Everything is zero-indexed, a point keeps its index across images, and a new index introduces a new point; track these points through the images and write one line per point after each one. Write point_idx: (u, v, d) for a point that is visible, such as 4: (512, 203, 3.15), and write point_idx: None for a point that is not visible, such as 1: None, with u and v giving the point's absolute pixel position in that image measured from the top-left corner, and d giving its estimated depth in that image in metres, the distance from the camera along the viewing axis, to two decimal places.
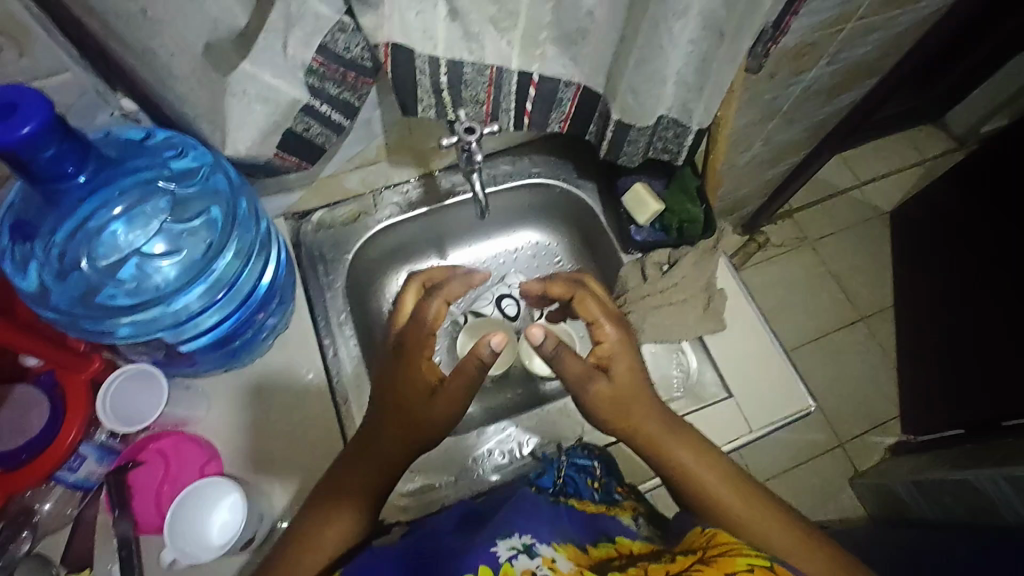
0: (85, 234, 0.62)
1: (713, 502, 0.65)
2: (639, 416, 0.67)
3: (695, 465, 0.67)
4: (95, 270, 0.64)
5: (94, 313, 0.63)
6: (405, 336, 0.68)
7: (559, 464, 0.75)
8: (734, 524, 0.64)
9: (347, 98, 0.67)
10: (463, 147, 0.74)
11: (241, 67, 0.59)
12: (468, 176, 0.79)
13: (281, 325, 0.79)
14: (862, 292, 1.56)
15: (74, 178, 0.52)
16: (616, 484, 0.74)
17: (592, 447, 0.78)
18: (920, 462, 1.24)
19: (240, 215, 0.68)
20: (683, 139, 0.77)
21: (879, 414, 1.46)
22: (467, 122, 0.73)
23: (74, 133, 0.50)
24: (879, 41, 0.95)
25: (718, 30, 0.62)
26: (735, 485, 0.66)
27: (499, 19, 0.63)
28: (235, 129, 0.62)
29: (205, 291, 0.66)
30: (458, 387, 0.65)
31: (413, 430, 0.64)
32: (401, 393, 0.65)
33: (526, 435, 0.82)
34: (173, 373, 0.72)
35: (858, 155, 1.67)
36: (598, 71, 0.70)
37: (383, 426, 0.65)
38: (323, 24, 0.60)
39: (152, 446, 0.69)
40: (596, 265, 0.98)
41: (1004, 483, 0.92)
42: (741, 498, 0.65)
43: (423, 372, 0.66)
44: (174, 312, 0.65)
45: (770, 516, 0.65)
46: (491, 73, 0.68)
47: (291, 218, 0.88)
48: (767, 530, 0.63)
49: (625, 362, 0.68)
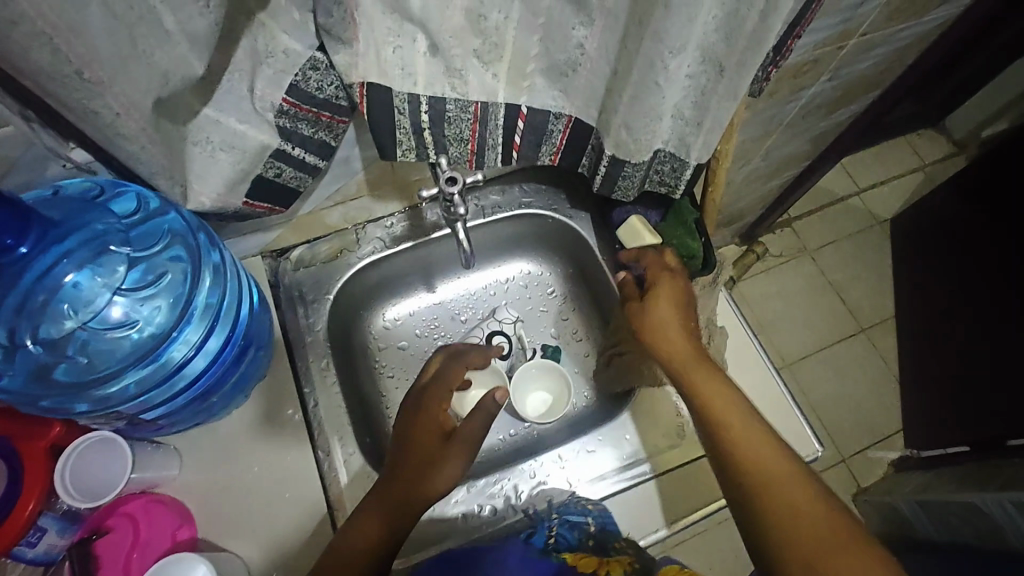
0: (33, 308, 0.58)
1: (725, 440, 0.60)
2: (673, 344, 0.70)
3: (719, 398, 0.63)
4: (47, 347, 0.59)
5: (55, 391, 0.60)
6: (419, 390, 0.68)
7: (551, 521, 0.72)
8: (744, 467, 0.58)
9: (323, 138, 0.63)
10: (445, 198, 0.74)
11: (203, 113, 0.55)
12: (451, 225, 0.78)
13: (259, 369, 0.75)
14: (863, 304, 1.49)
15: (16, 250, 0.51)
16: (614, 540, 0.70)
17: (587, 501, 0.74)
18: (926, 479, 1.18)
19: (206, 258, 0.65)
20: (681, 173, 0.73)
21: (879, 429, 1.39)
22: (449, 170, 0.71)
23: (10, 203, 0.49)
24: (883, 54, 0.90)
25: (718, 65, 0.58)
26: (756, 431, 0.60)
27: (482, 52, 0.58)
28: (199, 179, 0.58)
29: (197, 332, 0.64)
30: (473, 429, 0.63)
31: (427, 476, 0.60)
32: (413, 443, 0.63)
33: (517, 488, 0.78)
34: (140, 439, 0.68)
35: (858, 162, 1.60)
36: (590, 103, 0.66)
37: (395, 474, 0.61)
38: (295, 61, 0.56)
39: (120, 510, 0.64)
40: (591, 296, 0.93)
41: (1011, 506, 0.88)
42: (760, 445, 0.59)
43: (439, 417, 0.65)
44: (163, 362, 0.63)
45: (789, 477, 0.56)
46: (475, 109, 0.64)
47: (268, 256, 0.83)
48: (779, 487, 0.56)
49: (667, 300, 0.73)
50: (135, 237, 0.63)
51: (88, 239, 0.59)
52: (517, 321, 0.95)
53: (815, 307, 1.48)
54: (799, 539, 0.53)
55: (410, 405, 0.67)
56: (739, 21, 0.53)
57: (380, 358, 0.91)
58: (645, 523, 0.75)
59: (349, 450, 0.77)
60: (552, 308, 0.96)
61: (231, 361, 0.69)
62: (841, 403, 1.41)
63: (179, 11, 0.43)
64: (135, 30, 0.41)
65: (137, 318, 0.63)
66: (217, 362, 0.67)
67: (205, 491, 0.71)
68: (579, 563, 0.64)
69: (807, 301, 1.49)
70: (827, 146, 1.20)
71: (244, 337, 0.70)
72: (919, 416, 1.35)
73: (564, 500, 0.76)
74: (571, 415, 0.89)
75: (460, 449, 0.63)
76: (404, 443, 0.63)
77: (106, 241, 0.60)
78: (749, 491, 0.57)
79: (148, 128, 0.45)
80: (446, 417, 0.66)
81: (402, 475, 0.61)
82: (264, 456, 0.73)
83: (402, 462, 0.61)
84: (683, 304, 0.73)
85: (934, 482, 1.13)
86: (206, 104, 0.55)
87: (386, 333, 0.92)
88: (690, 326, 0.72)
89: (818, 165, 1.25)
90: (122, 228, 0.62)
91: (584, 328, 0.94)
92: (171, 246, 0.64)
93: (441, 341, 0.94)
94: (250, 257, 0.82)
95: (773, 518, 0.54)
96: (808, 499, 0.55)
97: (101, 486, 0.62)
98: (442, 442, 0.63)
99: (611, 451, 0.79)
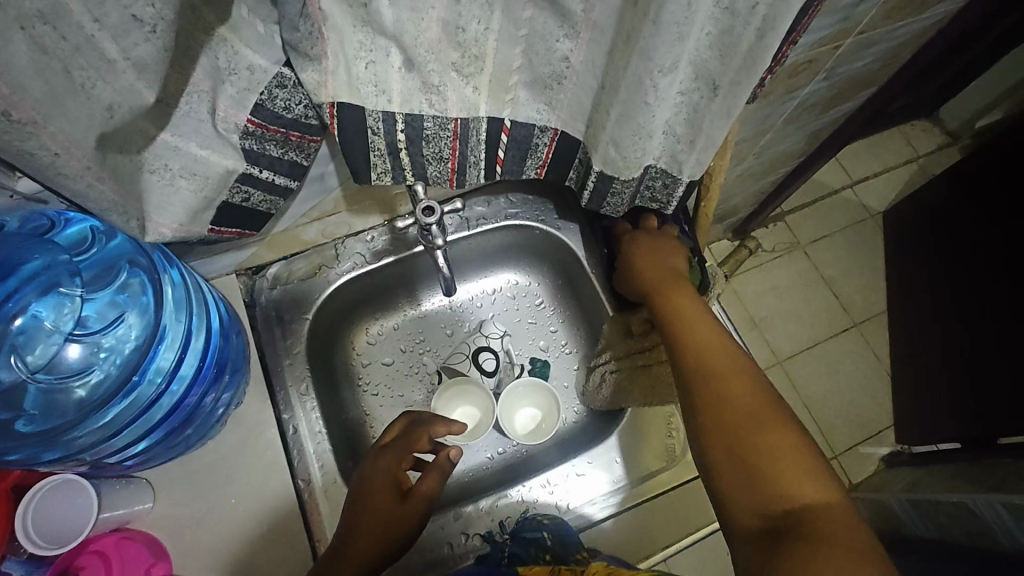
0: None
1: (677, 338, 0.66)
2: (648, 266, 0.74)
3: (681, 307, 0.69)
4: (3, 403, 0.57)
5: (19, 444, 0.56)
6: (377, 455, 0.68)
7: (506, 543, 0.71)
8: (690, 361, 0.63)
9: (293, 158, 0.60)
10: (423, 227, 0.71)
11: (161, 139, 0.50)
12: (432, 253, 0.75)
13: (235, 396, 0.73)
14: (856, 297, 1.38)
15: None
16: (575, 551, 0.67)
17: (541, 516, 0.73)
18: (916, 476, 1.09)
19: (168, 281, 0.65)
20: (672, 189, 0.70)
21: (874, 423, 1.29)
22: (426, 200, 0.69)
23: None
24: (879, 53, 0.87)
25: (712, 83, 0.55)
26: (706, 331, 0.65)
27: (462, 65, 0.53)
28: (159, 209, 0.54)
29: (177, 340, 0.64)
30: (428, 484, 0.65)
31: (389, 533, 0.61)
32: (368, 506, 0.62)
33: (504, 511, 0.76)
34: (108, 478, 0.64)
35: (853, 152, 1.49)
36: (577, 116, 0.62)
37: (353, 537, 0.60)
38: (260, 78, 0.52)
39: (90, 548, 0.60)
40: (579, 308, 0.91)
41: (1003, 509, 0.77)
42: (708, 341, 0.64)
43: (398, 476, 0.65)
44: (151, 378, 0.63)
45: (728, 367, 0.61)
46: (455, 126, 0.60)
47: (243, 274, 0.80)
48: (717, 374, 0.61)
49: (645, 239, 0.78)
50: (87, 276, 0.63)
51: (32, 278, 0.59)
52: (504, 335, 0.93)
53: (807, 303, 1.37)
54: (723, 414, 0.58)
55: (367, 468, 0.66)
56: (733, 39, 0.49)
57: (363, 375, 0.88)
58: (642, 546, 0.73)
59: (330, 477, 0.74)
60: (539, 319, 0.93)
61: (208, 382, 0.67)
62: (833, 400, 1.30)
63: (123, 39, 0.40)
64: (70, 64, 0.38)
65: (107, 342, 0.62)
66: (192, 387, 0.65)
67: (180, 523, 0.68)
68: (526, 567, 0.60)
69: (799, 295, 1.38)
70: (822, 142, 1.14)
71: (219, 359, 0.69)
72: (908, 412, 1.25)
73: (518, 518, 0.75)
74: (561, 432, 0.87)
75: (416, 506, 0.63)
76: (364, 502, 0.63)
77: (54, 278, 0.60)
78: (689, 376, 0.62)
79: (92, 167, 0.44)
80: (404, 474, 0.66)
81: (356, 537, 0.60)
82: (243, 484, 0.71)
83: (358, 522, 0.61)
84: (661, 240, 0.78)
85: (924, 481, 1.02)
86: (162, 129, 0.49)
87: (369, 348, 0.89)
88: (671, 257, 0.76)
89: (813, 160, 1.19)
90: (71, 262, 0.61)
91: (573, 340, 0.92)
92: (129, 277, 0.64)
93: (427, 356, 0.91)
94: (226, 276, 0.79)
95: (705, 397, 0.59)
96: (742, 386, 0.59)
97: (75, 526, 0.60)
98: (399, 500, 0.63)
99: (603, 473, 0.78)
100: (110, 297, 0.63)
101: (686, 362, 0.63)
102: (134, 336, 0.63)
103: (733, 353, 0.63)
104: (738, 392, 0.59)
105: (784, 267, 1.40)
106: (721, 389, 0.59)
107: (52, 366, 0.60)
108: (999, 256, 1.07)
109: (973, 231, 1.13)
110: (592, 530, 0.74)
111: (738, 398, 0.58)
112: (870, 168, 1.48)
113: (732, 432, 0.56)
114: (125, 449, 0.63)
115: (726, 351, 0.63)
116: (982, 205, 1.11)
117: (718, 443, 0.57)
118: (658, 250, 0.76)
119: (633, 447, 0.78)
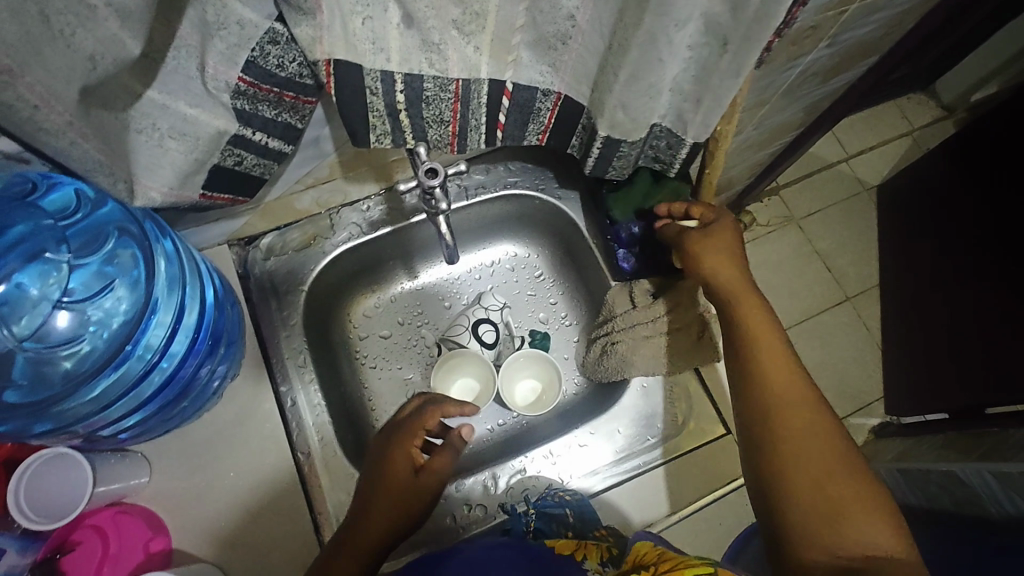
0: None
1: (751, 349, 0.58)
2: (721, 262, 0.66)
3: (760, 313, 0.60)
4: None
5: (6, 416, 0.55)
6: (389, 436, 0.66)
7: (529, 515, 0.73)
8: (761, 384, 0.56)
9: (287, 120, 0.57)
10: (425, 190, 0.68)
11: (147, 96, 0.47)
12: (434, 218, 0.73)
13: (230, 367, 0.71)
14: (848, 271, 1.33)
15: None
16: (593, 528, 0.70)
17: (564, 491, 0.74)
18: (902, 446, 1.05)
19: (161, 254, 0.62)
20: (676, 151, 0.69)
21: (862, 394, 1.24)
22: (429, 161, 0.67)
23: None
24: (881, 21, 0.83)
25: (722, 39, 0.53)
26: (791, 355, 0.57)
27: (463, 22, 0.50)
28: (147, 171, 0.52)
29: (169, 315, 0.61)
30: (442, 462, 0.63)
31: (402, 515, 0.61)
32: (383, 488, 0.62)
33: (504, 480, 0.77)
34: (102, 452, 0.63)
35: (846, 126, 1.43)
36: (582, 79, 0.60)
37: (366, 519, 0.60)
38: (250, 33, 0.48)
39: (87, 522, 0.61)
40: (579, 280, 0.90)
41: (990, 478, 0.74)
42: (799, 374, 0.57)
43: (408, 453, 0.63)
44: (141, 353, 0.60)
45: (815, 406, 0.54)
46: (456, 87, 0.58)
47: (236, 244, 0.78)
48: (794, 405, 0.54)
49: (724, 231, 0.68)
50: (76, 244, 0.60)
51: (18, 243, 0.56)
52: (504, 308, 0.91)
53: (799, 275, 1.32)
54: (792, 448, 0.53)
55: (382, 449, 0.64)
56: None
57: (360, 348, 0.87)
58: (647, 509, 0.74)
59: (330, 452, 0.73)
60: (539, 292, 0.92)
61: (199, 360, 0.65)
62: (823, 371, 1.25)
63: None
64: None
65: (96, 314, 0.60)
66: (184, 365, 0.63)
67: (177, 497, 0.67)
68: (556, 545, 0.65)
69: (790, 268, 1.32)
70: (821, 114, 1.12)
71: (211, 334, 0.66)
72: (899, 381, 1.20)
73: (542, 491, 0.76)
74: (561, 406, 0.86)
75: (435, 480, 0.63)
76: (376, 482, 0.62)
77: (39, 244, 0.57)
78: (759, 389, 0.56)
79: (75, 122, 0.45)
80: (418, 451, 0.64)
81: (369, 522, 0.60)
82: (242, 457, 0.70)
83: (373, 506, 0.60)
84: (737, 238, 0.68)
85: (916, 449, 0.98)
86: (149, 86, 0.47)
87: (366, 322, 0.88)
88: (743, 263, 0.67)
89: (812, 131, 1.16)
90: (57, 229, 0.58)
91: (573, 313, 0.91)
92: (120, 248, 0.61)
93: (425, 329, 0.90)
94: (218, 246, 0.77)
95: (785, 424, 0.54)
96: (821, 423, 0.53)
97: (71, 499, 0.58)
98: (412, 476, 0.62)
99: (606, 443, 0.78)
100: (102, 268, 0.61)
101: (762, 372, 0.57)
102: (123, 310, 0.60)
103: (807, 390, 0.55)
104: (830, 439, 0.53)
105: (778, 241, 1.34)
106: (811, 430, 0.53)
107: (39, 336, 0.58)
108: (990, 222, 1.06)
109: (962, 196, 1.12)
110: (595, 500, 0.75)
111: (826, 442, 0.52)
112: (863, 141, 1.42)
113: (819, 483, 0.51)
114: (117, 425, 0.62)
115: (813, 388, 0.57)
116: (971, 172, 1.10)
117: (804, 490, 0.51)
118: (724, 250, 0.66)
119: (637, 418, 0.79)
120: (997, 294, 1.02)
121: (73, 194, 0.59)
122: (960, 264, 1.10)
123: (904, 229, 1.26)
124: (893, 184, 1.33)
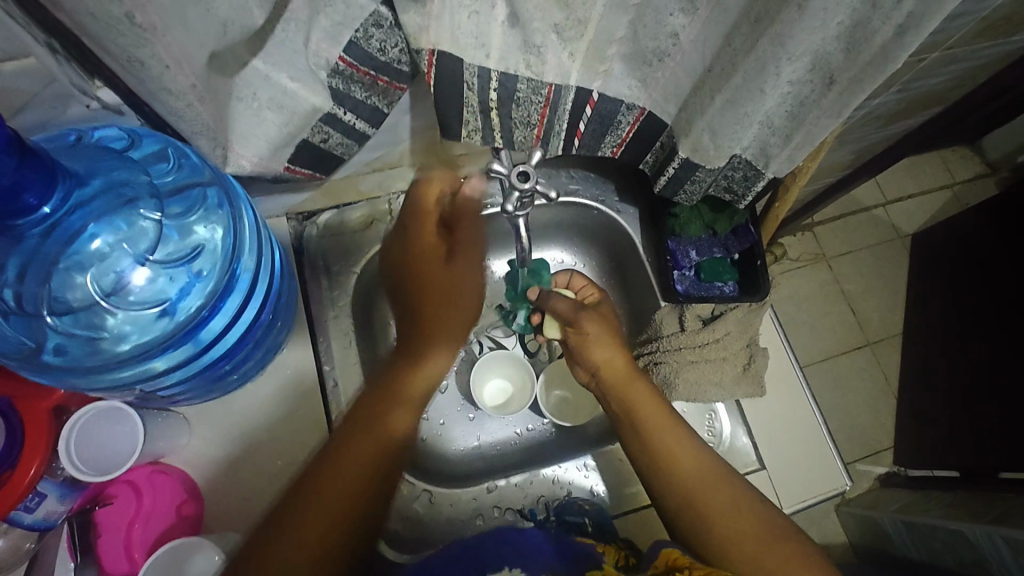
0: (46, 269, 0.53)
1: (654, 448, 0.63)
2: (608, 358, 0.70)
3: (644, 404, 0.66)
4: (56, 319, 0.55)
5: (57, 367, 0.55)
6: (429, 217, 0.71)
7: (547, 520, 0.74)
8: (665, 478, 0.61)
9: (375, 103, 0.56)
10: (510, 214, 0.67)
11: (252, 65, 0.48)
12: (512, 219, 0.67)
13: (279, 339, 0.70)
14: (875, 317, 1.31)
15: (39, 209, 0.47)
16: (614, 539, 0.69)
17: (584, 501, 0.75)
18: (905, 496, 1.05)
19: (240, 221, 0.61)
20: (752, 183, 0.68)
21: (874, 442, 1.23)
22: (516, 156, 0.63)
23: (39, 158, 0.45)
24: (954, 72, 0.82)
25: (828, 77, 0.51)
26: (687, 442, 0.63)
27: (565, 28, 0.49)
28: (242, 139, 0.52)
29: (246, 285, 0.61)
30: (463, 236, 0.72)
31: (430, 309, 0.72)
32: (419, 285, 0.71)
33: (549, 483, 0.77)
34: (151, 410, 0.64)
35: (892, 170, 1.38)
36: (671, 98, 0.59)
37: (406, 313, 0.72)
38: (356, 14, 0.47)
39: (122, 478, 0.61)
40: (625, 294, 0.89)
41: (1001, 542, 0.75)
42: (701, 474, 0.60)
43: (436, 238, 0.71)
44: (213, 324, 0.60)
45: (719, 479, 0.60)
46: (548, 92, 0.57)
47: (294, 218, 0.77)
48: (707, 490, 0.59)
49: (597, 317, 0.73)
50: (165, 202, 0.58)
51: (111, 191, 0.54)
52: None
53: (824, 315, 1.30)
54: (717, 529, 0.56)
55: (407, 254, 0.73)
56: (867, 34, 0.46)
57: None
58: None
59: None
60: None
61: (263, 331, 0.66)
62: (842, 414, 1.25)
63: None
64: None
65: (173, 275, 0.58)
66: (246, 337, 0.64)
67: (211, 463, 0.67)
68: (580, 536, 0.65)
69: (817, 307, 1.31)
70: (870, 160, 1.11)
71: (272, 313, 0.67)
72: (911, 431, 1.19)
73: (561, 500, 0.76)
74: None
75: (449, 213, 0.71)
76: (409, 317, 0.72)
77: (135, 193, 0.56)
78: (675, 485, 0.60)
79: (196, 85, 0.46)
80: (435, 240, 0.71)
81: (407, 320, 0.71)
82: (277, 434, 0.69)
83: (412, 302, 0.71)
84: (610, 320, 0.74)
85: (927, 503, 0.98)
86: (256, 56, 0.48)
87: None
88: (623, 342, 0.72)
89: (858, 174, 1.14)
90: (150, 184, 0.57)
91: None
92: (206, 212, 0.60)
93: None
94: (276, 218, 0.76)
95: (703, 510, 0.58)
96: (730, 497, 0.58)
97: (118, 456, 0.61)
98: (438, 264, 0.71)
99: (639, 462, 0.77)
100: (181, 229, 0.59)
101: (668, 469, 0.61)
102: (201, 273, 0.59)
103: (709, 462, 0.62)
104: (741, 523, 0.56)
105: (809, 279, 1.32)
106: (724, 501, 0.58)
107: (115, 292, 0.56)
108: (1005, 295, 1.01)
109: (986, 255, 1.06)
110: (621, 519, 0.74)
111: (742, 511, 0.57)
112: (904, 188, 1.38)
113: (730, 545, 0.55)
114: (167, 389, 0.62)
115: (705, 462, 0.61)
116: (1002, 231, 1.04)
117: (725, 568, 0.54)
118: (608, 340, 0.71)
119: None
120: (998, 354, 1.01)
121: (166, 151, 0.59)
122: (970, 340, 1.06)
123: (928, 278, 1.24)
124: (925, 234, 1.29)
